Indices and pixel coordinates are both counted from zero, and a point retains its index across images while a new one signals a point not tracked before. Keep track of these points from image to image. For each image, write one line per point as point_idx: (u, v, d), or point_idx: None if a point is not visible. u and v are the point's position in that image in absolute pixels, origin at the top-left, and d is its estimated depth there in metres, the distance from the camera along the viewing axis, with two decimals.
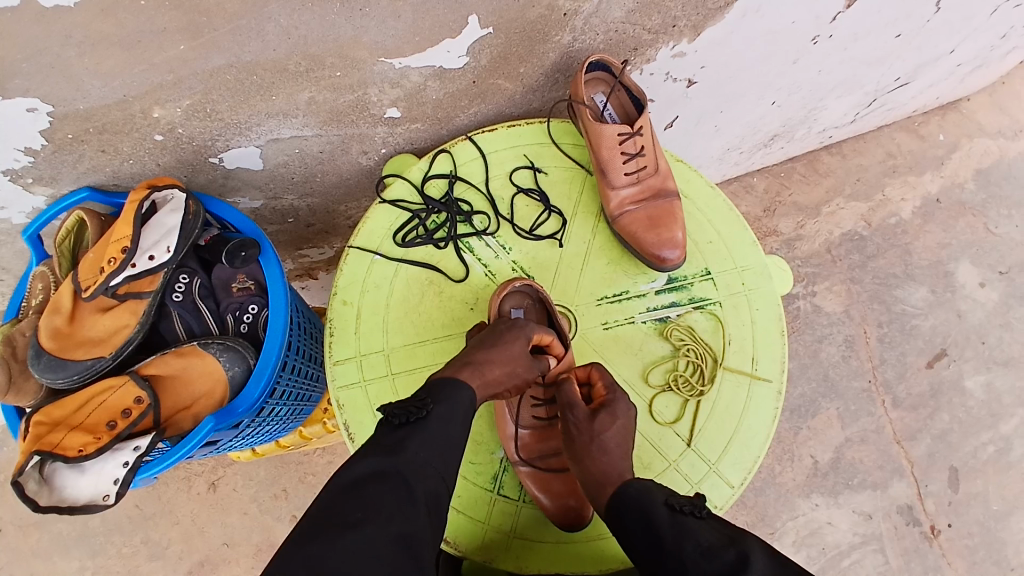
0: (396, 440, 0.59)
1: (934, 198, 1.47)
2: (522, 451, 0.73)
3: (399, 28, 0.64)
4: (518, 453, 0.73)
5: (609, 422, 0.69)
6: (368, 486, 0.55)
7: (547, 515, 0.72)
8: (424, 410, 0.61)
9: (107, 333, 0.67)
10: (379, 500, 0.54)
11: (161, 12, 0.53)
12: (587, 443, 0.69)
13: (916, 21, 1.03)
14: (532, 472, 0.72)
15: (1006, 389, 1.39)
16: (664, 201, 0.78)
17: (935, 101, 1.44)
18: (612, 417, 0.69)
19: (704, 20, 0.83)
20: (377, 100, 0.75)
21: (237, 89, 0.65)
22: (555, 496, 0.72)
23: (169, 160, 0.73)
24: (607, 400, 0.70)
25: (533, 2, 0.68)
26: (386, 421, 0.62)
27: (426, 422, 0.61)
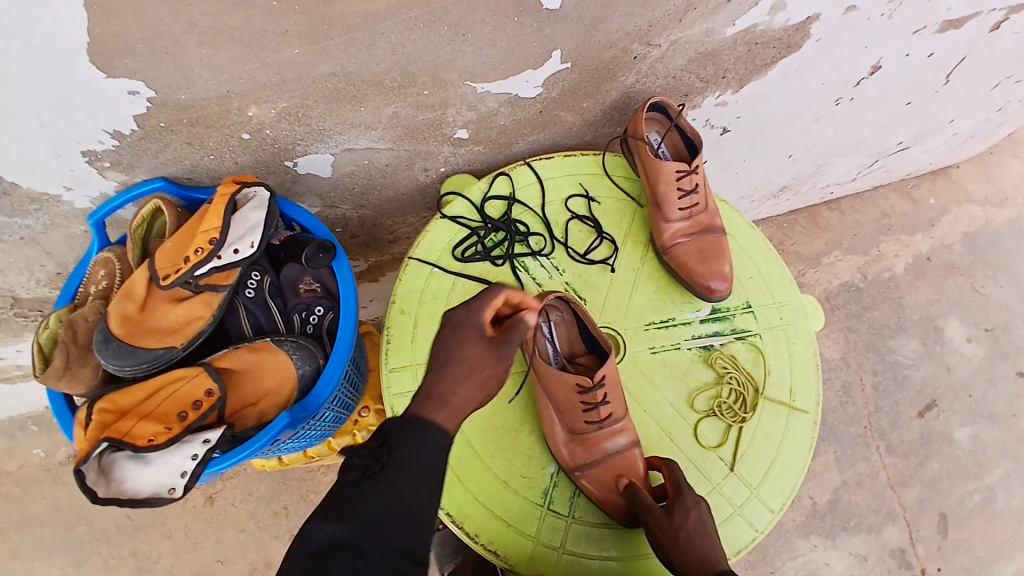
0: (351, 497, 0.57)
1: (925, 257, 1.57)
2: (573, 456, 0.74)
3: (491, 55, 0.68)
4: (570, 457, 0.74)
5: (685, 514, 0.69)
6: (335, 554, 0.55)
7: (609, 518, 0.74)
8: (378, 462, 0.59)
9: (180, 323, 0.67)
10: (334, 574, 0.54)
11: (288, 15, 0.57)
12: (675, 539, 0.67)
13: (926, 92, 1.13)
14: (585, 475, 0.73)
15: (992, 441, 1.46)
16: (713, 236, 0.82)
17: (930, 166, 1.56)
18: (685, 509, 0.69)
19: (750, 74, 0.90)
20: (452, 121, 0.79)
21: (332, 97, 0.68)
22: (613, 494, 0.73)
23: (247, 159, 0.75)
24: (675, 494, 0.71)
25: (610, 44, 0.73)
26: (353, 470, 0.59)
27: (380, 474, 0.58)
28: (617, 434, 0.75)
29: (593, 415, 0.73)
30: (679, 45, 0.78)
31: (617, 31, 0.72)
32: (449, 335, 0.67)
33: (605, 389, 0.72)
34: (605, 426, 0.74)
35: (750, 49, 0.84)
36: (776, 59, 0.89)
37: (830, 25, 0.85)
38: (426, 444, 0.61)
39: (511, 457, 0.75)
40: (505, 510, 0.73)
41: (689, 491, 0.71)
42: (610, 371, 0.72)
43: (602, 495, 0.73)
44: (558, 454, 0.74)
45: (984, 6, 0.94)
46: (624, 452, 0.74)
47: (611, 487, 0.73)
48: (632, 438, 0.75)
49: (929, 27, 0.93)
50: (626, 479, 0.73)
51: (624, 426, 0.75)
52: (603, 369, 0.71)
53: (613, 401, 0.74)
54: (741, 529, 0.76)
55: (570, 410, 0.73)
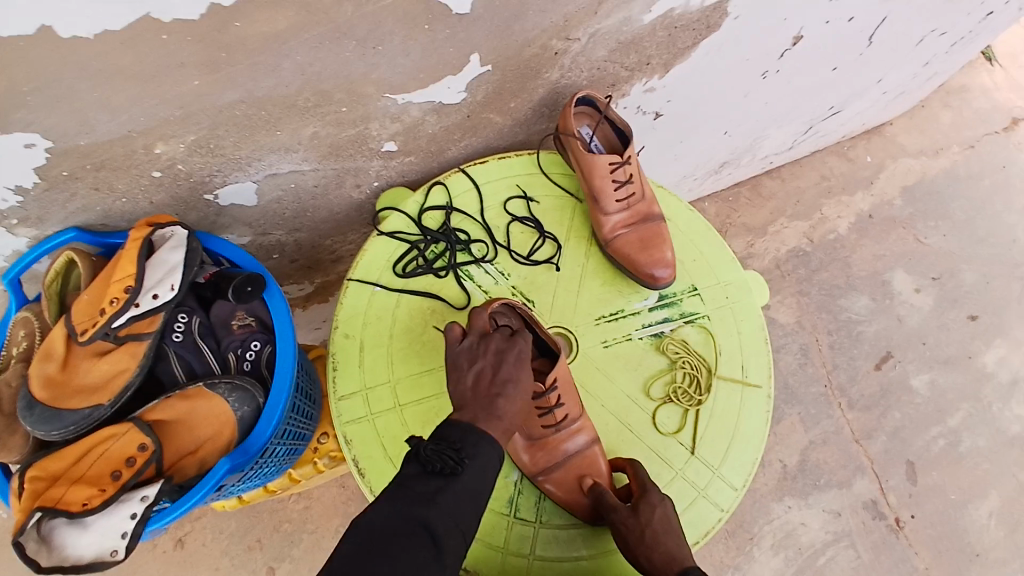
0: (429, 491, 0.58)
1: (866, 215, 1.62)
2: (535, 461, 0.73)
3: (407, 64, 0.66)
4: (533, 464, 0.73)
5: (651, 512, 0.70)
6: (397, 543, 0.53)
7: (577, 520, 0.74)
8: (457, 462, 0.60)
9: (106, 378, 0.63)
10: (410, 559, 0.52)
11: (183, 46, 0.53)
12: (641, 535, 0.69)
13: (849, 56, 1.16)
14: (549, 479, 0.73)
15: (948, 385, 1.53)
16: (652, 224, 0.83)
17: (862, 126, 1.61)
18: (651, 506, 0.70)
19: (674, 58, 0.90)
20: (377, 134, 0.76)
21: (245, 125, 0.64)
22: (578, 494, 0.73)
23: (163, 198, 0.70)
24: (640, 493, 0.72)
25: (530, 42, 0.72)
26: (417, 462, 0.61)
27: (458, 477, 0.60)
28: (576, 434, 0.74)
29: (550, 419, 0.73)
30: (599, 37, 0.78)
31: (534, 28, 0.71)
32: (518, 361, 0.70)
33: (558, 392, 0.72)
34: (564, 429, 0.74)
35: (670, 33, 0.84)
36: (698, 40, 0.89)
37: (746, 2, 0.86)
38: (493, 457, 0.63)
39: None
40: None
41: (654, 491, 0.71)
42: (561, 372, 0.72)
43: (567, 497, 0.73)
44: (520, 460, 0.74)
45: None
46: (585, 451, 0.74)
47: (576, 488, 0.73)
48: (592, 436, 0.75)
49: None
50: (590, 477, 0.74)
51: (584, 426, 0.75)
52: (553, 372, 0.72)
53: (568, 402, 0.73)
54: (707, 511, 0.77)
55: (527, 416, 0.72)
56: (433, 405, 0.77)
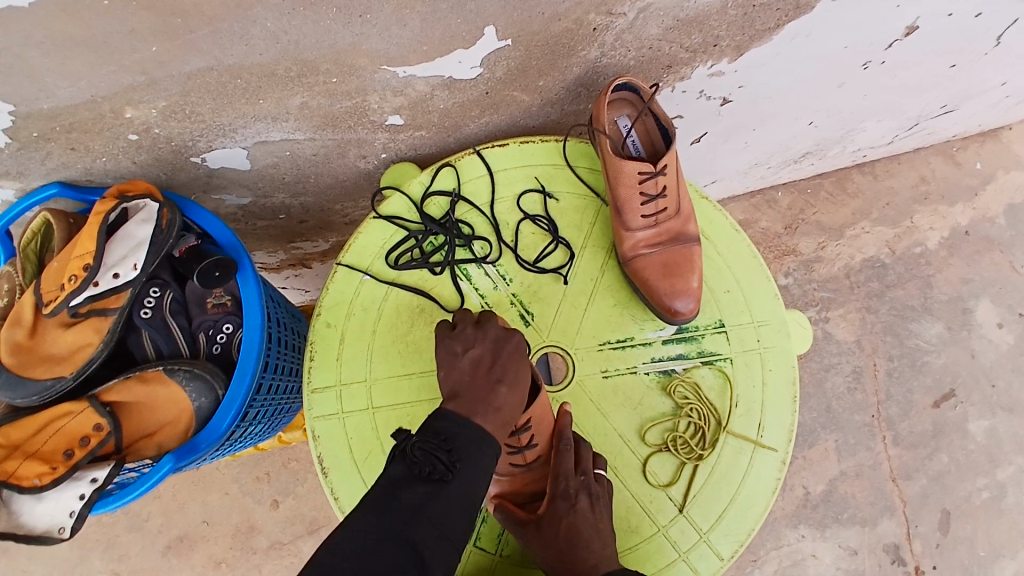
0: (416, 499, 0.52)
1: (962, 230, 1.39)
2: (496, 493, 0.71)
3: (404, 36, 0.56)
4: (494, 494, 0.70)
5: (556, 525, 0.65)
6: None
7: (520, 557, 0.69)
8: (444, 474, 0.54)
9: (70, 350, 0.62)
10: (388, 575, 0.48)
11: (131, 11, 0.47)
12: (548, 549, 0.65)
13: (973, 54, 0.95)
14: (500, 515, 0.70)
15: (1009, 436, 1.34)
16: (682, 247, 0.71)
17: (977, 127, 1.35)
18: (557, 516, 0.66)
19: (750, 40, 0.74)
20: (378, 107, 0.67)
21: (218, 92, 0.58)
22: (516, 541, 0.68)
23: (146, 159, 0.66)
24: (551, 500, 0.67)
25: (560, 16, 0.60)
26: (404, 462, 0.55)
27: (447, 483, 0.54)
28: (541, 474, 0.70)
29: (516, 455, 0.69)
30: (650, 13, 0.64)
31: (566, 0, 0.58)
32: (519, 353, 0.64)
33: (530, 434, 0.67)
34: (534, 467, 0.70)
35: (746, 12, 0.69)
36: (782, 22, 0.72)
37: None
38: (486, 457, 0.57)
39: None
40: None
41: (562, 499, 0.66)
42: (537, 414, 0.67)
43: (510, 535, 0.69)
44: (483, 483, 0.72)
45: None
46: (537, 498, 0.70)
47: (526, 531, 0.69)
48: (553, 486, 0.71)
49: None
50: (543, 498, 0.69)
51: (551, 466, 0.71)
52: (528, 411, 0.66)
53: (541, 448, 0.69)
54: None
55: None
56: (407, 412, 0.72)
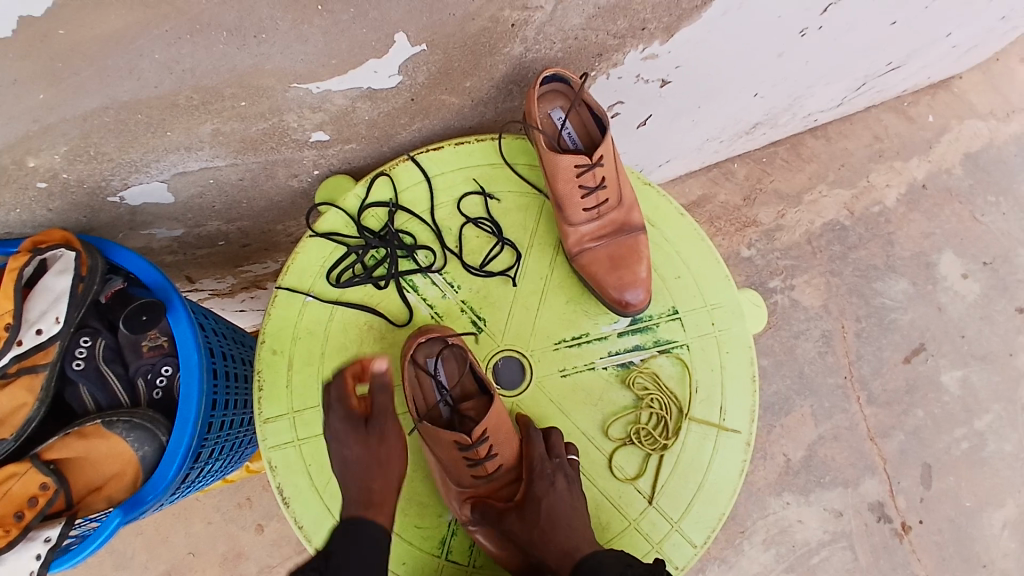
0: None
1: (919, 185, 1.40)
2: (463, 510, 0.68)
3: (309, 52, 0.53)
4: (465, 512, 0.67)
5: (535, 508, 0.66)
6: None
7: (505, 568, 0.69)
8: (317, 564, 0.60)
9: (4, 413, 0.59)
10: None
11: (7, 63, 0.46)
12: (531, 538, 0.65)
13: (913, 9, 0.95)
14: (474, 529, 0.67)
15: (983, 384, 1.37)
16: (628, 237, 0.70)
17: (925, 80, 1.36)
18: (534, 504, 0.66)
19: (679, 20, 0.72)
20: (298, 126, 0.64)
21: (123, 130, 0.55)
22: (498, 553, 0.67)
23: (61, 205, 0.63)
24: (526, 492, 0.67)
25: (472, 15, 0.57)
26: None
27: None
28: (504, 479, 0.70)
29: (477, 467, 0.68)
30: (569, 4, 0.62)
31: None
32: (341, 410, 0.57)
33: (489, 445, 0.67)
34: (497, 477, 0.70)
35: None
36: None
37: None
38: None
39: (405, 506, 0.70)
40: (401, 564, 0.68)
41: (539, 480, 0.66)
42: (493, 422, 0.66)
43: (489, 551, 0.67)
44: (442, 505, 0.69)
45: None
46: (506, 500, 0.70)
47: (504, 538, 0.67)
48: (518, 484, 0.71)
49: None
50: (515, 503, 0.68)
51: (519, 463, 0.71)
52: (483, 423, 0.65)
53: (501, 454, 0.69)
54: None
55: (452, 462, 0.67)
56: None
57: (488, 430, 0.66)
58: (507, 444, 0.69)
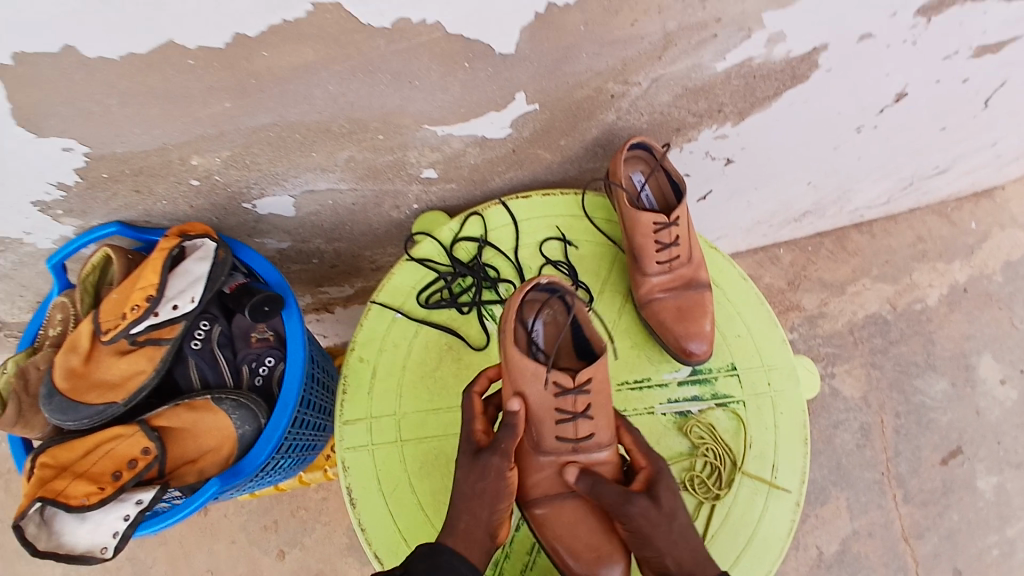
0: None
1: (960, 287, 1.44)
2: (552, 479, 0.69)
3: (447, 99, 0.64)
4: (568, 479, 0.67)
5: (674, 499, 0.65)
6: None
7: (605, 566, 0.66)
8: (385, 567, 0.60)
9: (122, 378, 0.66)
10: None
11: (210, 72, 0.53)
12: (665, 529, 0.63)
13: (962, 117, 1.03)
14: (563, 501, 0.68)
15: (1017, 491, 1.33)
16: (695, 292, 0.76)
17: (970, 187, 1.43)
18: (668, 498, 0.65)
19: (750, 106, 0.82)
20: (415, 162, 0.74)
21: (278, 145, 0.65)
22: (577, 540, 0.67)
23: (203, 204, 0.73)
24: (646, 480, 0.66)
25: (581, 84, 0.67)
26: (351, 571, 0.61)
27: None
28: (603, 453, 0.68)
29: (569, 431, 0.67)
30: (663, 82, 0.71)
31: (587, 71, 0.65)
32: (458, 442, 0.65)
33: (587, 397, 0.65)
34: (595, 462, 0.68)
35: (748, 82, 0.76)
36: (781, 90, 0.79)
37: (841, 55, 0.76)
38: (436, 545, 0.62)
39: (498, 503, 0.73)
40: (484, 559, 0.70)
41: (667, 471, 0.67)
42: (598, 373, 0.65)
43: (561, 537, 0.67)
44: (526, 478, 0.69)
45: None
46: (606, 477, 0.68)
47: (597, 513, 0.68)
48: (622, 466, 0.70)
49: (961, 53, 0.84)
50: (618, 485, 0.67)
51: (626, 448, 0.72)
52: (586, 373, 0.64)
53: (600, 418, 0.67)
54: None
55: (540, 421, 0.67)
56: (433, 446, 0.75)
57: (591, 379, 0.65)
58: (606, 410, 0.67)
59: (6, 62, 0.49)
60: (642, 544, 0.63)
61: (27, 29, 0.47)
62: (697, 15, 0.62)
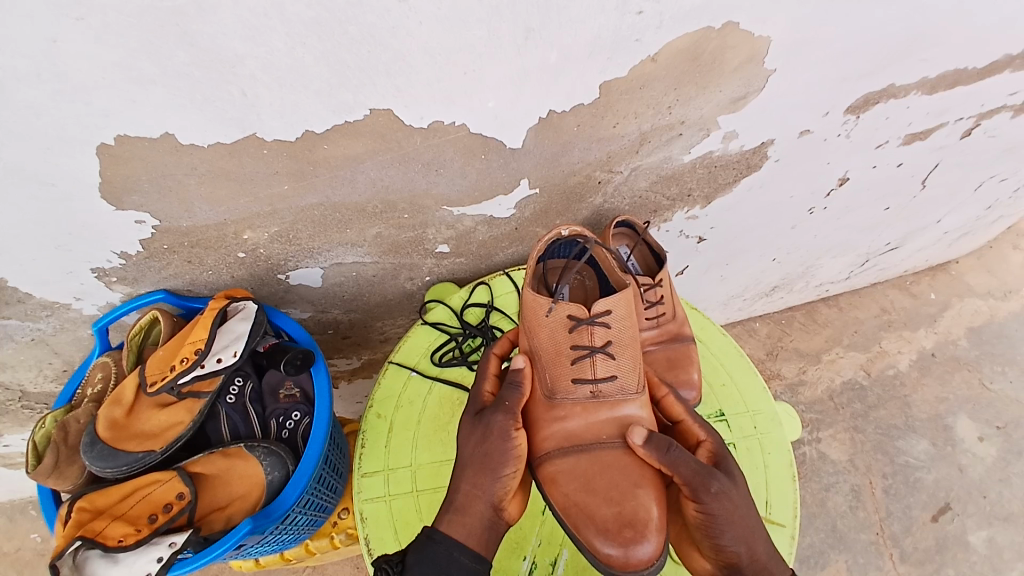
0: None
1: (929, 352, 1.56)
2: (566, 432, 0.72)
3: (464, 184, 0.76)
4: (635, 441, 0.67)
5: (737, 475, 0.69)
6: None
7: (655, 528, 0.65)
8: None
9: (161, 428, 0.72)
10: None
11: (277, 160, 0.65)
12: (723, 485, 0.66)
13: (903, 197, 1.18)
14: (580, 457, 0.70)
15: (1007, 544, 1.37)
16: (681, 344, 0.85)
17: (925, 263, 1.60)
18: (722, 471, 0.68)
19: (715, 191, 0.96)
20: (433, 238, 0.86)
21: (320, 223, 0.76)
22: (604, 507, 0.66)
23: (243, 274, 0.82)
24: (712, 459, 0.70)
25: (574, 173, 0.81)
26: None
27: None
28: (626, 406, 0.73)
29: (587, 370, 0.72)
30: (641, 170, 0.85)
31: (580, 162, 0.79)
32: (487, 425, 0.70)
33: (604, 332, 0.72)
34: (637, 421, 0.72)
35: (711, 171, 0.91)
36: (739, 178, 0.94)
37: (787, 147, 0.90)
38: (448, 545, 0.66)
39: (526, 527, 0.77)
40: None
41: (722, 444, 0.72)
42: (615, 308, 0.73)
43: (585, 501, 0.67)
44: (541, 432, 0.73)
45: (947, 116, 0.96)
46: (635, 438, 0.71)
47: (637, 478, 0.68)
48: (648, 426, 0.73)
49: (891, 141, 0.97)
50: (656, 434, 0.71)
51: (672, 425, 0.76)
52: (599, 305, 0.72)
53: (618, 361, 0.73)
54: None
55: (558, 360, 0.73)
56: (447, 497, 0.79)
57: (608, 310, 0.72)
58: (625, 353, 0.73)
59: (109, 143, 0.59)
60: (724, 529, 0.64)
61: (137, 122, 0.58)
62: (665, 118, 0.76)
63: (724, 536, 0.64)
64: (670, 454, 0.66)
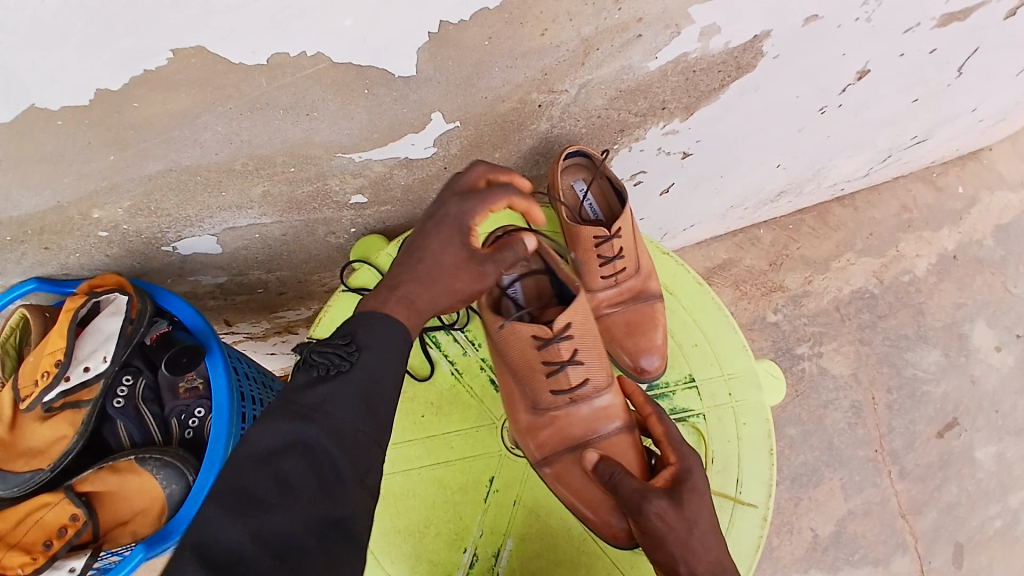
0: (314, 403, 0.54)
1: (951, 254, 1.39)
2: (559, 434, 0.69)
3: (353, 127, 0.59)
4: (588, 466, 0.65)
5: (704, 500, 0.61)
6: (285, 461, 0.52)
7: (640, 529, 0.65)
8: (348, 361, 0.56)
9: (46, 444, 0.65)
10: (297, 478, 0.51)
11: (84, 129, 0.50)
12: (687, 523, 0.59)
13: (935, 87, 0.97)
14: (576, 458, 0.68)
15: (1018, 460, 1.30)
16: (644, 304, 0.74)
17: (956, 151, 1.37)
18: (697, 493, 0.61)
19: (697, 100, 0.76)
20: (340, 190, 0.70)
21: (182, 190, 0.61)
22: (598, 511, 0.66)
23: (119, 252, 0.69)
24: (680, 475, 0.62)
25: (502, 97, 0.62)
26: (308, 370, 0.56)
27: (349, 372, 0.56)
28: (606, 408, 0.69)
29: (563, 382, 0.67)
30: (591, 87, 0.66)
31: (504, 84, 0.60)
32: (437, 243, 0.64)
33: (570, 343, 0.66)
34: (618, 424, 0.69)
35: (687, 77, 0.71)
36: (726, 81, 0.74)
37: (786, 40, 0.69)
38: (393, 339, 0.58)
39: (465, 512, 0.70)
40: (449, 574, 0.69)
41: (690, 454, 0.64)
42: (576, 316, 0.66)
43: (590, 493, 0.66)
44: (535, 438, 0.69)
45: None
46: (618, 433, 0.69)
47: (634, 465, 0.68)
48: (627, 420, 0.70)
49: (924, 23, 0.77)
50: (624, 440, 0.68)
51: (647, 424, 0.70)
52: (564, 316, 0.65)
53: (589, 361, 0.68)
54: None
55: (531, 375, 0.68)
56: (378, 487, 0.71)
57: (570, 323, 0.66)
58: (594, 352, 0.68)
59: None
60: (656, 547, 0.59)
61: None
62: (613, 17, 0.57)
63: (656, 555, 0.60)
64: (610, 480, 0.62)
